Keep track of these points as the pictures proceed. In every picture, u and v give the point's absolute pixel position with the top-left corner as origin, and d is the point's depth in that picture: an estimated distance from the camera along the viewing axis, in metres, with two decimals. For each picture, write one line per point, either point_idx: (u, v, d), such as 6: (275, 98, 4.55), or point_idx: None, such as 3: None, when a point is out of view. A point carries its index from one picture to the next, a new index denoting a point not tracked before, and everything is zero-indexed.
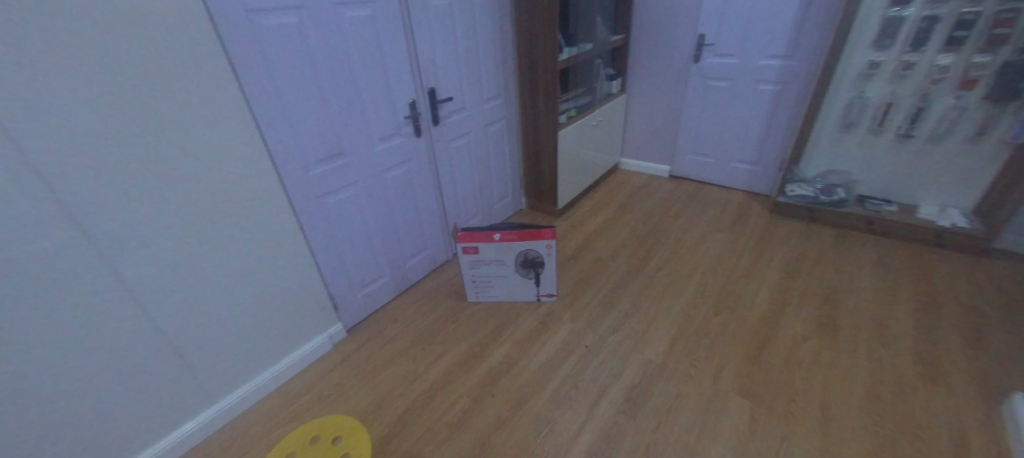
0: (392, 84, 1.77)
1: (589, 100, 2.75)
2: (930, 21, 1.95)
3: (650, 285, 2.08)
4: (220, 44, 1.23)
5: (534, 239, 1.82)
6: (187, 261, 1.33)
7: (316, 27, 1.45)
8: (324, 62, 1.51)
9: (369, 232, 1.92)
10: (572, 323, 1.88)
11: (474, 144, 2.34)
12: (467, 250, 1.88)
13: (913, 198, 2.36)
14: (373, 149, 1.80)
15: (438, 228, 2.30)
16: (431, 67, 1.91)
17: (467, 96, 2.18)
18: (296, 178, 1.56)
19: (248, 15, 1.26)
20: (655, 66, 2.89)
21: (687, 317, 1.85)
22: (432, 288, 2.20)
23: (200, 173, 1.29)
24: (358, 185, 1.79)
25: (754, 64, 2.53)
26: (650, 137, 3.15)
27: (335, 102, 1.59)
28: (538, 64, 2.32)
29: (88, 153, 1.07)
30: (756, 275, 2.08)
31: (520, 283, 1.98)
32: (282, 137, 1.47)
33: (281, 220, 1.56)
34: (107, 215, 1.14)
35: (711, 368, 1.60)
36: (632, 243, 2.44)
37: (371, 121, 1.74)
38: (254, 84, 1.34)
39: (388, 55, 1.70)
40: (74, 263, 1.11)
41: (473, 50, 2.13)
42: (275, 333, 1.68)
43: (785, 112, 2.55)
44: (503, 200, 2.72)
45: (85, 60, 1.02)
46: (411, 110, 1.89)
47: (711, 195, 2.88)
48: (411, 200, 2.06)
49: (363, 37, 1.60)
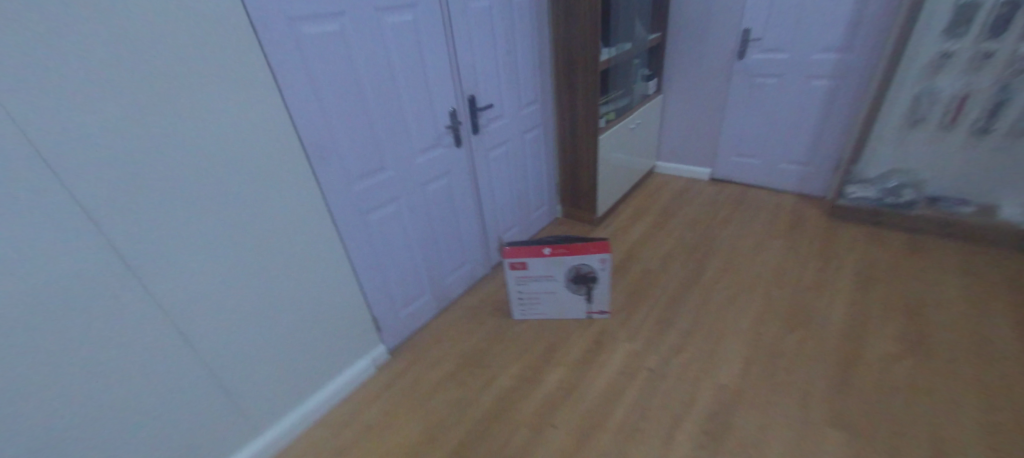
0: (433, 92, 1.66)
1: (627, 101, 2.61)
2: (1015, 6, 1.77)
3: (710, 301, 1.93)
4: (262, 56, 1.13)
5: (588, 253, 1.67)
6: (229, 288, 1.24)
7: (357, 33, 1.34)
8: (365, 71, 1.40)
9: (410, 249, 1.82)
10: (630, 344, 1.74)
11: (513, 152, 2.22)
12: (514, 266, 1.75)
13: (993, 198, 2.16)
14: (415, 161, 1.69)
15: (477, 242, 2.18)
16: (472, 72, 1.80)
17: (506, 102, 2.06)
18: (338, 195, 1.46)
19: (290, 23, 1.17)
20: (696, 64, 2.73)
21: (758, 338, 1.70)
22: (473, 305, 2.08)
23: (243, 195, 1.20)
24: (400, 199, 1.69)
25: (808, 58, 2.36)
26: (689, 139, 2.99)
27: (377, 113, 1.49)
28: (578, 66, 2.18)
29: (130, 178, 0.98)
30: (826, 287, 1.92)
31: (570, 299, 1.84)
32: (325, 153, 1.37)
33: (323, 241, 1.46)
34: (150, 243, 1.05)
35: (796, 396, 1.46)
36: (682, 253, 2.29)
37: (412, 133, 1.64)
38: (297, 97, 1.25)
39: (429, 61, 1.59)
40: (116, 297, 1.03)
41: (512, 54, 2.01)
42: (318, 359, 1.58)
43: (841, 108, 2.37)
44: (539, 209, 2.59)
45: (127, 77, 0.93)
46: (451, 119, 1.78)
47: (759, 199, 2.71)
48: (450, 213, 1.95)
49: (404, 43, 1.49)
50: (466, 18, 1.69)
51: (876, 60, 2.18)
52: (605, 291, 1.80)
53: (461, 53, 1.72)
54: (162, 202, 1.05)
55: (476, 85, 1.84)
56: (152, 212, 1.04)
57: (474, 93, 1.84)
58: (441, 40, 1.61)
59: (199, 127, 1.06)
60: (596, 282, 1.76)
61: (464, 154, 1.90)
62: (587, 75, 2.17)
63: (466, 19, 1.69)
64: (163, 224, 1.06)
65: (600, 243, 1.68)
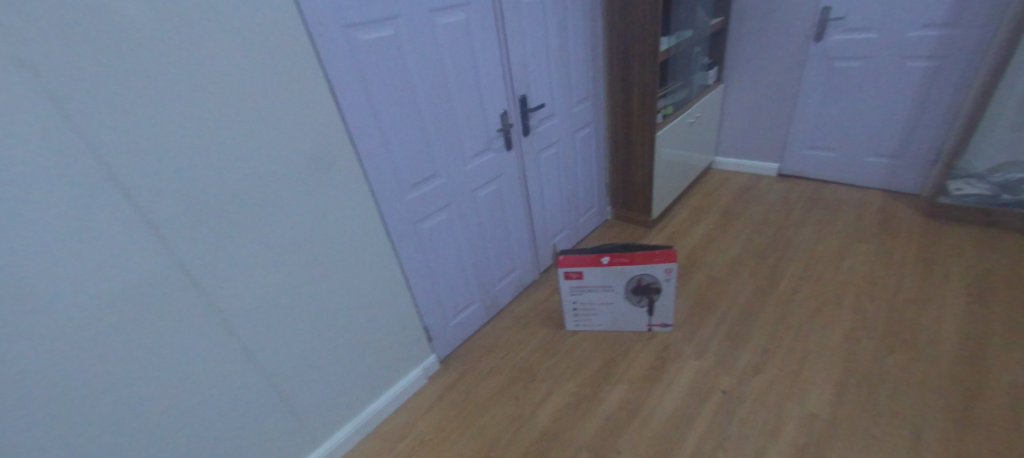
0: (484, 94, 1.58)
1: (685, 94, 2.41)
2: None
3: (788, 314, 1.74)
4: (319, 67, 1.10)
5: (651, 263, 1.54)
6: (287, 299, 1.24)
7: (409, 37, 1.28)
8: (416, 76, 1.35)
9: (462, 256, 1.76)
10: (699, 361, 1.60)
11: (563, 152, 2.11)
12: (569, 275, 1.64)
13: None
14: (466, 167, 1.63)
15: (527, 247, 2.09)
16: (523, 71, 1.70)
17: (558, 100, 1.95)
18: (391, 205, 1.42)
19: (345, 31, 1.13)
20: (763, 50, 2.48)
21: (851, 360, 1.50)
22: (524, 313, 2.00)
23: (301, 209, 1.19)
24: (451, 206, 1.63)
25: (903, 37, 2.07)
26: (754, 132, 2.74)
27: (428, 119, 1.43)
28: (634, 59, 2.03)
29: (196, 196, 0.98)
30: (929, 300, 1.68)
31: (629, 311, 1.71)
32: (378, 162, 1.33)
33: (376, 252, 1.43)
34: (215, 260, 1.05)
35: (905, 430, 1.27)
36: (751, 258, 2.10)
37: (463, 137, 1.57)
38: (352, 106, 1.21)
39: (481, 62, 1.52)
40: (185, 313, 1.04)
41: (565, 49, 1.89)
42: (372, 369, 1.56)
43: (943, 92, 2.06)
44: (590, 211, 2.46)
45: (194, 97, 0.91)
46: (502, 122, 1.69)
47: (838, 197, 2.44)
48: (500, 219, 1.87)
49: (456, 45, 1.42)
50: (518, 14, 1.59)
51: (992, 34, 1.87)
52: (669, 302, 1.66)
53: (513, 51, 1.63)
54: (224, 221, 1.04)
55: (528, 84, 1.75)
56: (217, 231, 1.04)
57: (525, 93, 1.75)
58: (493, 39, 1.53)
59: (258, 145, 1.05)
60: (659, 293, 1.63)
61: (514, 158, 1.82)
62: (644, 68, 2.02)
63: (519, 15, 1.60)
64: (226, 242, 1.06)
65: (665, 252, 1.54)
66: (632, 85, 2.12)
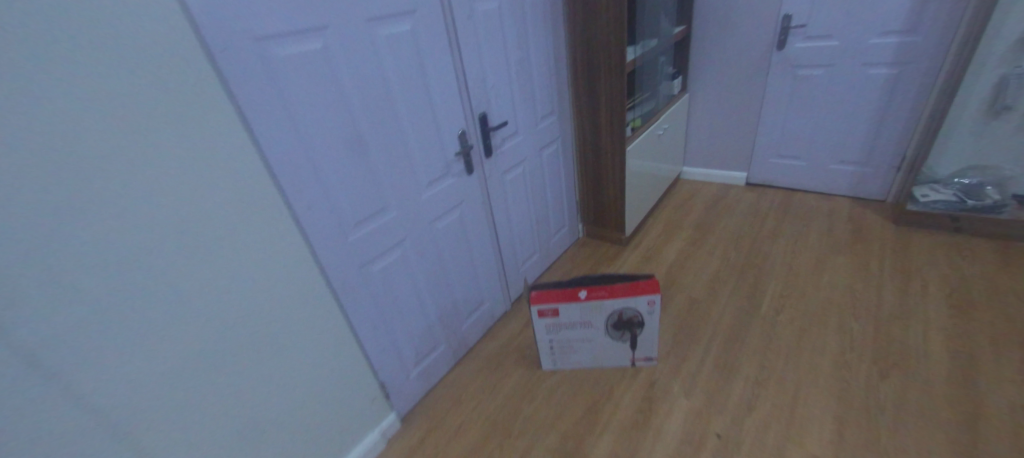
0: (437, 114, 1.38)
1: (653, 105, 2.32)
2: None
3: (776, 340, 1.64)
4: (223, 92, 0.85)
5: (633, 296, 1.38)
6: (202, 388, 0.96)
7: (343, 49, 1.06)
8: (355, 96, 1.12)
9: (422, 298, 1.53)
10: (690, 400, 1.47)
11: (530, 172, 1.94)
12: (544, 313, 1.45)
13: None
14: (421, 195, 1.39)
15: (496, 277, 1.90)
16: (481, 85, 1.52)
17: (521, 116, 1.78)
18: (332, 250, 1.16)
19: (259, 45, 0.89)
20: (727, 59, 2.43)
21: (846, 389, 1.42)
22: (495, 352, 1.80)
23: (220, 279, 0.93)
24: (406, 241, 1.39)
25: (864, 44, 2.05)
26: (720, 142, 2.69)
27: (374, 145, 1.20)
28: (599, 69, 1.90)
29: (54, 275, 0.71)
30: (913, 316, 1.63)
31: (611, 347, 1.55)
32: (316, 200, 1.08)
33: (316, 309, 1.17)
34: (92, 355, 0.78)
35: None
36: (730, 276, 2.00)
37: (416, 163, 1.34)
38: (273, 137, 0.96)
39: (432, 77, 1.32)
40: (48, 433, 0.76)
41: (526, 60, 1.72)
42: (320, 444, 1.30)
43: (905, 100, 2.06)
44: (561, 231, 2.30)
45: (36, 141, 0.65)
46: (460, 143, 1.50)
47: (808, 205, 2.41)
48: (464, 250, 1.66)
49: (400, 57, 1.21)
50: (472, 21, 1.41)
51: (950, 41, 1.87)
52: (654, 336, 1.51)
53: (468, 64, 1.44)
54: (98, 308, 0.77)
55: (487, 100, 1.56)
56: (88, 322, 0.76)
57: (485, 110, 1.57)
58: (445, 51, 1.34)
59: (146, 204, 0.79)
60: (643, 327, 1.47)
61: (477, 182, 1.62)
62: (611, 79, 1.89)
63: (473, 24, 1.41)
64: (105, 336, 0.79)
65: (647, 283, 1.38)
66: (600, 96, 1.97)
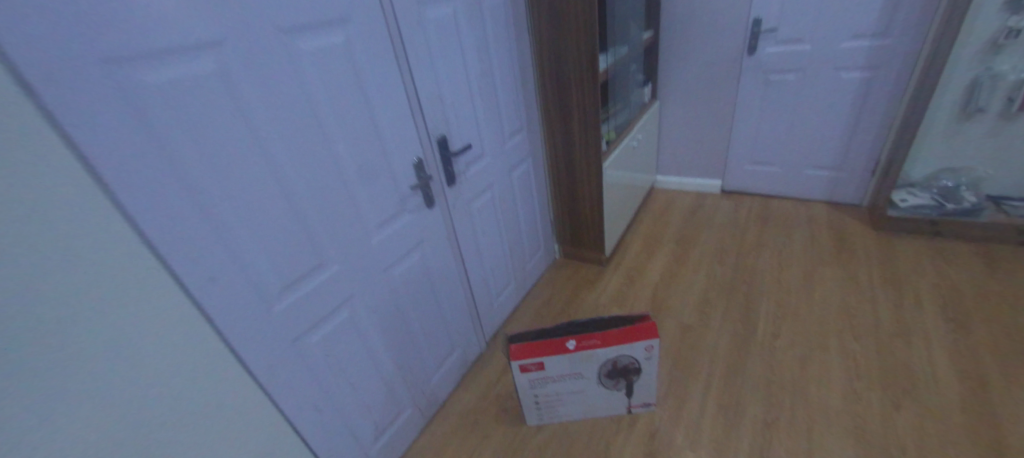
0: (386, 142, 1.14)
1: (625, 115, 2.17)
2: None
3: (777, 371, 1.51)
4: (61, 144, 0.59)
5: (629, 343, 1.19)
6: None
7: (249, 68, 0.79)
8: (272, 127, 0.86)
9: (382, 361, 1.26)
10: (696, 452, 1.31)
11: (499, 196, 1.73)
12: (527, 369, 1.24)
13: None
14: (370, 241, 1.14)
15: (468, 319, 1.66)
16: (438, 104, 1.29)
17: (486, 136, 1.57)
18: (254, 328, 0.89)
19: (108, 70, 0.62)
20: (698, 64, 2.32)
21: (862, 426, 1.30)
22: (472, 406, 1.57)
23: (38, 423, 0.61)
24: (354, 298, 1.12)
25: (837, 47, 1.99)
26: (694, 149, 2.59)
27: (304, 187, 0.94)
28: (570, 80, 1.71)
29: None
30: (912, 333, 1.56)
31: (605, 396, 1.36)
32: (224, 269, 0.81)
33: (238, 405, 0.90)
34: None
35: None
36: (719, 296, 1.87)
37: (361, 202, 1.09)
38: (144, 195, 0.68)
39: (377, 98, 1.08)
40: None
41: (489, 72, 1.51)
42: None
43: (878, 103, 2.02)
44: (537, 256, 2.10)
45: None
46: (417, 173, 1.26)
47: (786, 212, 2.34)
48: (430, 294, 1.41)
49: (332, 75, 0.95)
50: (422, 29, 1.18)
51: (922, 43, 1.82)
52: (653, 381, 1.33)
53: (421, 80, 1.21)
54: None
55: (446, 120, 1.34)
56: None
57: (445, 132, 1.34)
58: (392, 66, 1.10)
59: None
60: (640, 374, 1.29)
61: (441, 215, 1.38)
62: (584, 91, 1.71)
63: (424, 32, 1.18)
64: None
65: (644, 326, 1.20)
66: (571, 110, 1.79)
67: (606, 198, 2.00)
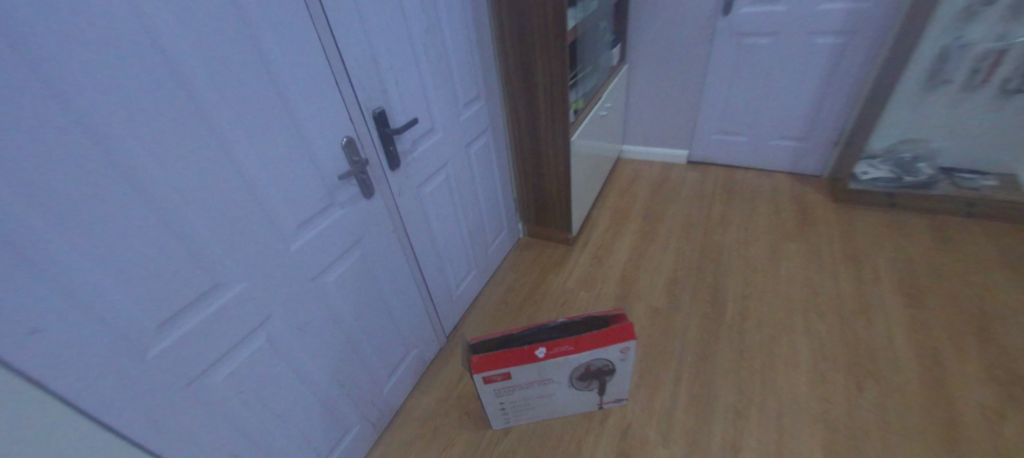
0: (302, 121, 0.89)
1: (593, 80, 1.97)
2: None
3: (747, 355, 1.48)
4: None
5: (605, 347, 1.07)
6: None
7: (43, 7, 0.52)
8: (100, 97, 0.59)
9: (320, 381, 1.07)
10: (670, 448, 1.26)
11: (455, 175, 1.51)
12: (492, 379, 1.09)
13: (1006, 167, 1.90)
14: (290, 248, 0.91)
15: (424, 315, 1.48)
16: (373, 67, 1.03)
17: (437, 106, 1.32)
18: (115, 381, 0.67)
19: None
20: (670, 23, 2.13)
21: (829, 411, 1.30)
22: (432, 410, 1.43)
23: None
24: (271, 321, 0.91)
25: (813, 8, 1.86)
26: (661, 117, 2.45)
27: (174, 184, 0.69)
28: (534, 39, 1.48)
29: None
30: (873, 310, 1.57)
31: (577, 397, 1.26)
32: (37, 314, 0.57)
33: None
34: None
35: None
36: (689, 275, 1.80)
37: (271, 201, 0.85)
38: None
39: (283, 60, 0.81)
40: None
41: (436, 26, 1.24)
42: None
43: (849, 72, 1.95)
44: (500, 237, 1.93)
45: None
46: (348, 157, 1.01)
47: (751, 184, 2.29)
48: (374, 297, 1.21)
49: (204, 23, 0.68)
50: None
51: (898, 7, 1.73)
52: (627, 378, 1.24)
53: (346, 34, 0.94)
54: None
55: (384, 88, 1.08)
56: None
57: (383, 103, 1.09)
58: (301, 14, 0.83)
59: None
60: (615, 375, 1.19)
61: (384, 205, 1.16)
62: (549, 53, 1.48)
63: None
64: None
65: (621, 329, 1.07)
66: (535, 74, 1.57)
67: (574, 174, 1.83)
